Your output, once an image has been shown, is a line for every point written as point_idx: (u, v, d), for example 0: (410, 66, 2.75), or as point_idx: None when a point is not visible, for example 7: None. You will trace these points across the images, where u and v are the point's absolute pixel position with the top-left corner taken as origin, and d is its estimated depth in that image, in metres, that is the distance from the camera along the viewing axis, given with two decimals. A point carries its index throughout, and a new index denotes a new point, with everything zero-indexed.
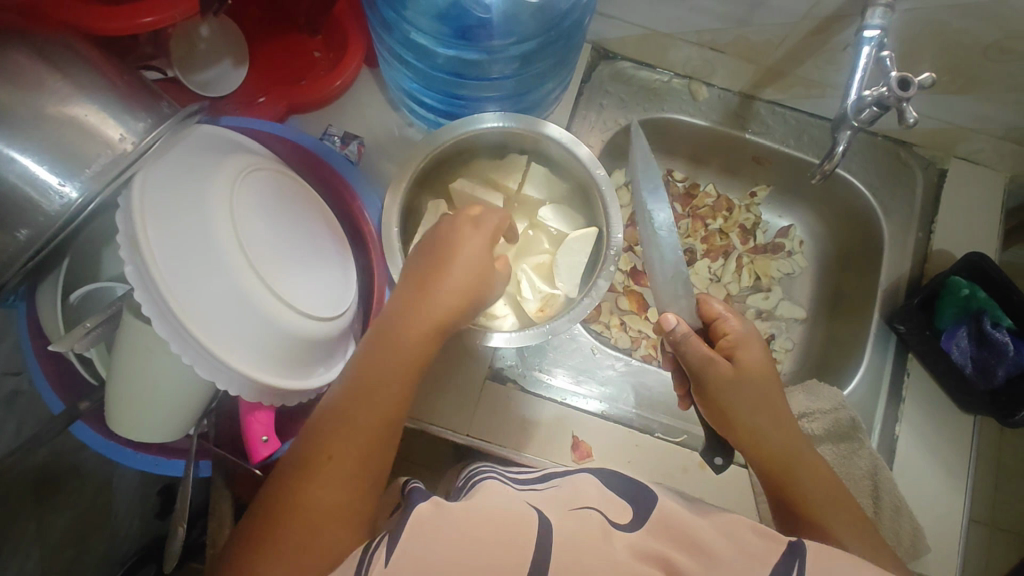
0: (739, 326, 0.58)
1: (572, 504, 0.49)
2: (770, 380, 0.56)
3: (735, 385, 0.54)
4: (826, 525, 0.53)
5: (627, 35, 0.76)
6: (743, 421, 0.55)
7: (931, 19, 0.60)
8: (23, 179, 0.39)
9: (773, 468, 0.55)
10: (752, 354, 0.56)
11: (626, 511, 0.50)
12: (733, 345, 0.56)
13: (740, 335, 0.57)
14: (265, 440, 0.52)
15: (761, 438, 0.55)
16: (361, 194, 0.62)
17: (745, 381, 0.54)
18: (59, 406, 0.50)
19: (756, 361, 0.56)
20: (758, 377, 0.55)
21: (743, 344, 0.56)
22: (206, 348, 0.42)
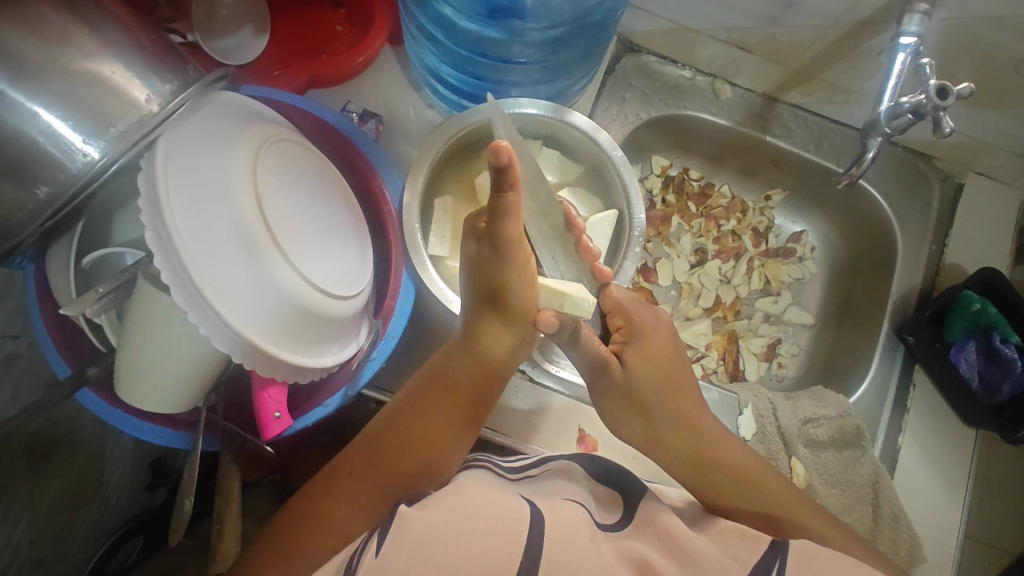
0: (642, 315, 0.58)
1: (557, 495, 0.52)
2: (664, 371, 0.57)
3: (633, 386, 0.56)
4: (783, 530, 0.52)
5: (654, 29, 0.75)
6: (641, 420, 0.57)
7: (966, 30, 0.59)
8: (44, 134, 0.38)
9: (690, 470, 0.56)
10: (645, 350, 0.57)
11: (610, 512, 0.53)
12: (628, 336, 0.57)
13: (636, 328, 0.57)
14: (278, 416, 0.50)
15: (660, 437, 0.57)
16: (382, 172, 0.60)
17: (641, 373, 0.56)
18: (64, 371, 0.49)
19: (648, 356, 0.57)
20: (657, 367, 0.57)
21: (641, 336, 0.57)
22: (225, 320, 0.41)
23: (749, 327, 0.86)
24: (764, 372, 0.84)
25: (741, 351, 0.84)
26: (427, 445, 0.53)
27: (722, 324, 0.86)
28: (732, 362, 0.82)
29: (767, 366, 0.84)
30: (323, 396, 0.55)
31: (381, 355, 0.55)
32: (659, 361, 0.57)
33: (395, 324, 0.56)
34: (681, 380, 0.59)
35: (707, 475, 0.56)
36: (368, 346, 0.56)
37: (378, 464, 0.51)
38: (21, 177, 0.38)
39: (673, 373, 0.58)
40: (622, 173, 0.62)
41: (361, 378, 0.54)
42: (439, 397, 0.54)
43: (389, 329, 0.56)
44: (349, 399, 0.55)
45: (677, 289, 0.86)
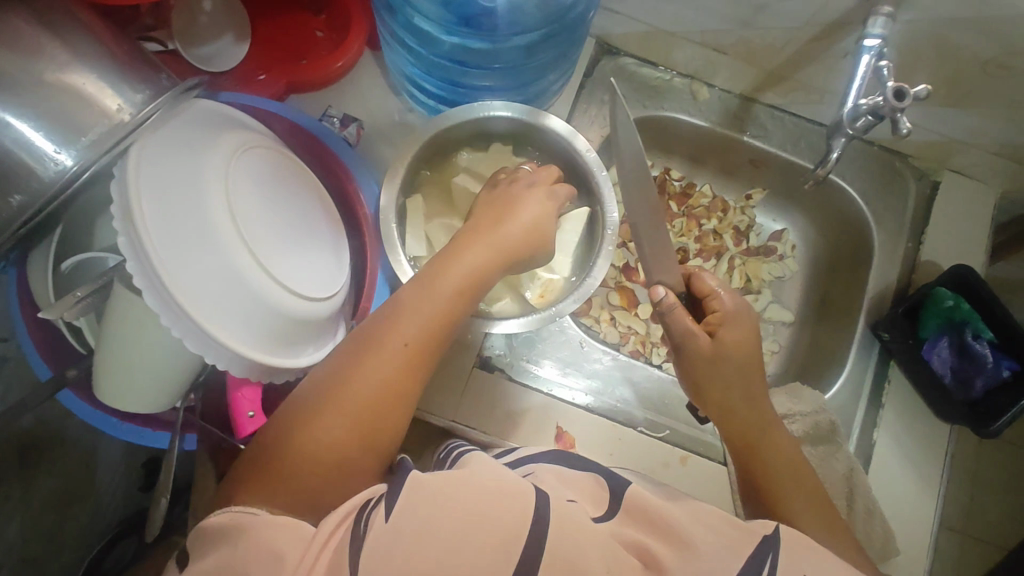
0: (730, 303, 0.59)
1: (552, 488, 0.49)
2: (747, 357, 0.58)
3: (711, 360, 0.57)
4: (786, 508, 0.53)
5: (631, 32, 0.76)
6: (715, 384, 0.57)
7: (932, 33, 0.60)
8: (17, 144, 0.39)
9: (741, 437, 0.57)
10: (736, 331, 0.58)
11: (601, 497, 0.50)
12: (721, 321, 0.58)
13: (728, 313, 0.58)
14: (251, 415, 0.52)
15: (730, 407, 0.57)
16: (357, 176, 0.62)
17: (722, 356, 0.57)
18: (46, 373, 0.50)
19: (738, 341, 0.57)
20: (739, 353, 0.57)
21: (730, 323, 0.58)
22: (197, 322, 0.42)
23: None
24: None
25: None
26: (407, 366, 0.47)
27: None
28: None
29: None
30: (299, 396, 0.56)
31: None
32: (746, 347, 0.58)
33: None
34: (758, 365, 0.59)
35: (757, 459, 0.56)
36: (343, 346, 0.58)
37: (354, 383, 0.46)
38: None
39: (753, 360, 0.58)
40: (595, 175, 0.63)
41: None
42: (421, 307, 0.49)
43: None
44: None
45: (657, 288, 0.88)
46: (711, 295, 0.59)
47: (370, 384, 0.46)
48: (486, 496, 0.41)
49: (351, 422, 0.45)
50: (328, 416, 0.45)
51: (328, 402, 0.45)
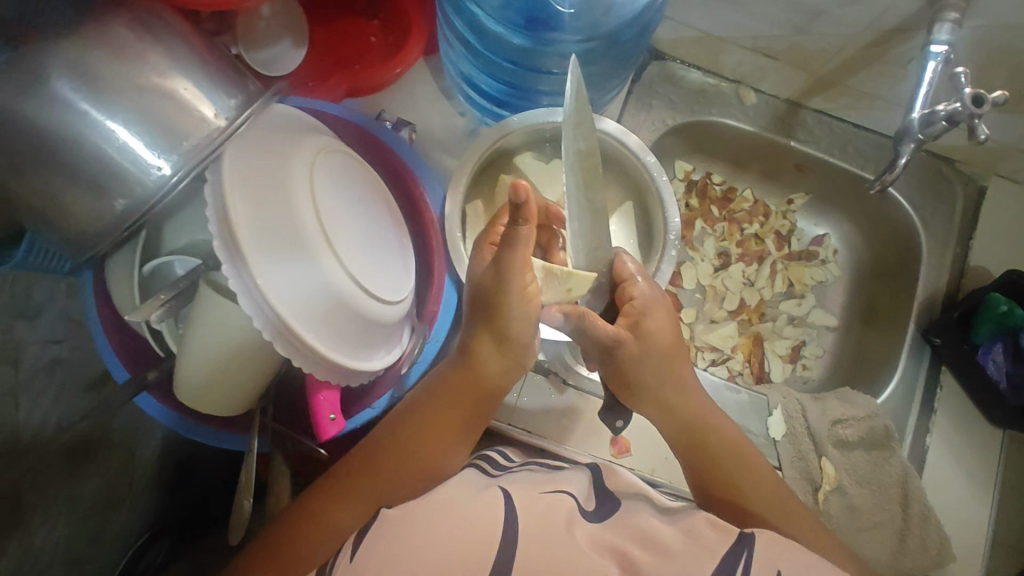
0: (646, 290, 0.57)
1: (542, 486, 0.51)
2: (669, 344, 0.58)
3: (641, 358, 0.56)
4: (750, 510, 0.55)
5: (680, 37, 0.76)
6: (648, 381, 0.57)
7: (993, 38, 0.61)
8: (120, 151, 0.39)
9: (692, 437, 0.59)
10: (655, 322, 0.57)
11: (590, 501, 0.53)
12: (640, 312, 0.56)
13: (645, 304, 0.57)
14: (333, 417, 0.51)
15: (669, 404, 0.58)
16: (424, 180, 0.61)
17: (647, 351, 0.56)
18: (122, 373, 0.51)
19: (653, 333, 0.57)
20: (659, 344, 0.57)
21: (648, 310, 0.57)
22: (288, 327, 0.43)
23: (774, 329, 0.87)
24: (789, 374, 0.85)
25: (766, 353, 0.85)
26: (418, 454, 0.52)
27: (747, 326, 0.87)
28: (757, 365, 0.84)
29: (792, 368, 0.85)
30: (370, 397, 0.56)
31: (426, 357, 0.57)
32: (666, 335, 0.58)
33: (437, 327, 0.58)
34: (681, 360, 0.59)
35: (704, 455, 0.58)
36: (413, 348, 0.57)
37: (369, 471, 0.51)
38: (98, 190, 0.40)
39: (674, 349, 0.58)
40: (653, 177, 0.64)
41: (408, 380, 0.57)
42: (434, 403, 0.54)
43: (434, 332, 0.58)
44: (396, 399, 0.56)
45: (701, 293, 0.88)
46: (628, 280, 0.58)
47: (391, 473, 0.51)
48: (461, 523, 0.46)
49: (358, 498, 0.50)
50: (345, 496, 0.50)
51: (345, 483, 0.51)
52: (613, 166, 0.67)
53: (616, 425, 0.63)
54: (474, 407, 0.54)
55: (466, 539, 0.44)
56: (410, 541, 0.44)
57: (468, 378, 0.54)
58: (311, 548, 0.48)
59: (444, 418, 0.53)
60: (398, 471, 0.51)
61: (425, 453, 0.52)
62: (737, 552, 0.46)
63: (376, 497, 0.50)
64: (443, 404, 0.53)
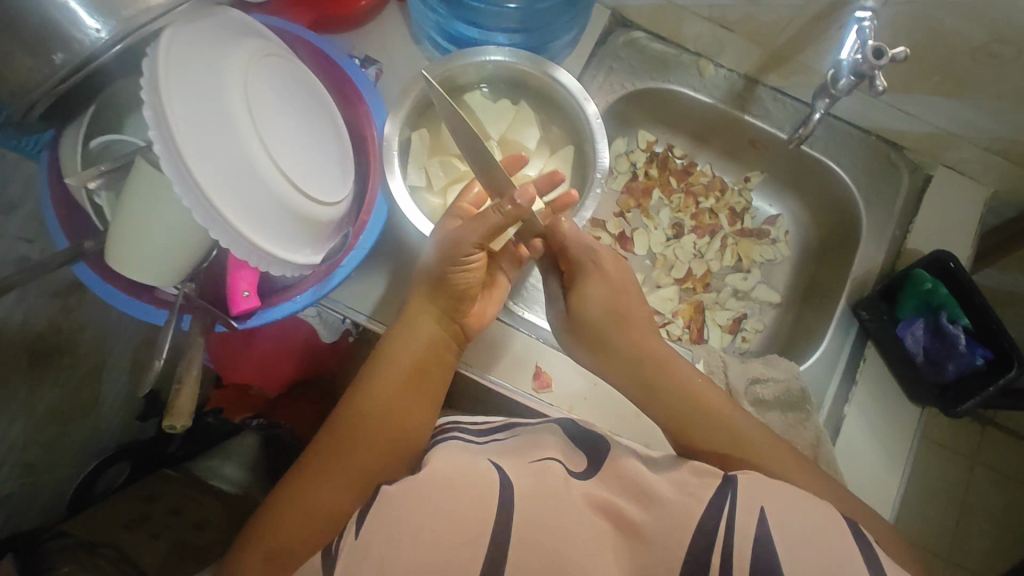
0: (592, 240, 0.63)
1: (534, 453, 0.53)
2: (618, 295, 0.64)
3: (598, 308, 0.63)
4: (749, 464, 0.56)
5: (643, 4, 0.79)
6: (604, 343, 0.63)
7: (926, 14, 0.63)
8: (62, 10, 0.43)
9: (675, 423, 0.60)
10: (602, 274, 0.64)
11: (579, 459, 0.55)
12: (596, 264, 0.63)
13: (594, 251, 0.63)
14: (247, 294, 0.57)
15: (628, 357, 0.63)
16: (369, 102, 0.65)
17: (598, 294, 0.63)
18: (63, 242, 0.54)
19: (605, 284, 0.64)
20: (607, 287, 0.64)
21: (597, 255, 0.63)
22: (206, 196, 0.46)
23: (717, 300, 0.90)
24: (727, 343, 0.87)
25: (706, 321, 0.87)
26: (390, 424, 0.57)
27: (691, 294, 0.89)
28: (696, 330, 0.86)
29: (731, 338, 0.87)
30: (293, 292, 0.58)
31: (350, 263, 0.59)
32: (613, 287, 0.64)
33: (366, 236, 0.60)
34: (634, 296, 0.65)
35: (679, 416, 0.60)
36: (339, 255, 0.60)
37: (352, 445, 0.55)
38: (39, 45, 0.44)
39: (626, 299, 0.64)
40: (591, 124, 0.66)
41: (331, 281, 0.58)
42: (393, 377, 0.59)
43: (360, 240, 0.60)
44: (318, 299, 0.59)
45: (650, 259, 0.90)
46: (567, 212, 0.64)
47: (370, 445, 0.55)
48: (460, 495, 0.47)
49: (356, 474, 0.54)
50: (335, 470, 0.54)
51: (328, 462, 0.55)
52: (558, 116, 0.72)
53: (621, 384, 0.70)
54: (421, 371, 0.60)
55: (462, 498, 0.47)
56: (414, 506, 0.46)
57: (431, 347, 0.61)
58: (323, 529, 0.52)
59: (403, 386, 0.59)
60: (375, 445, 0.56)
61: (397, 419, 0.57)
62: (722, 494, 0.47)
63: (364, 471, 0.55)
64: (403, 373, 0.59)
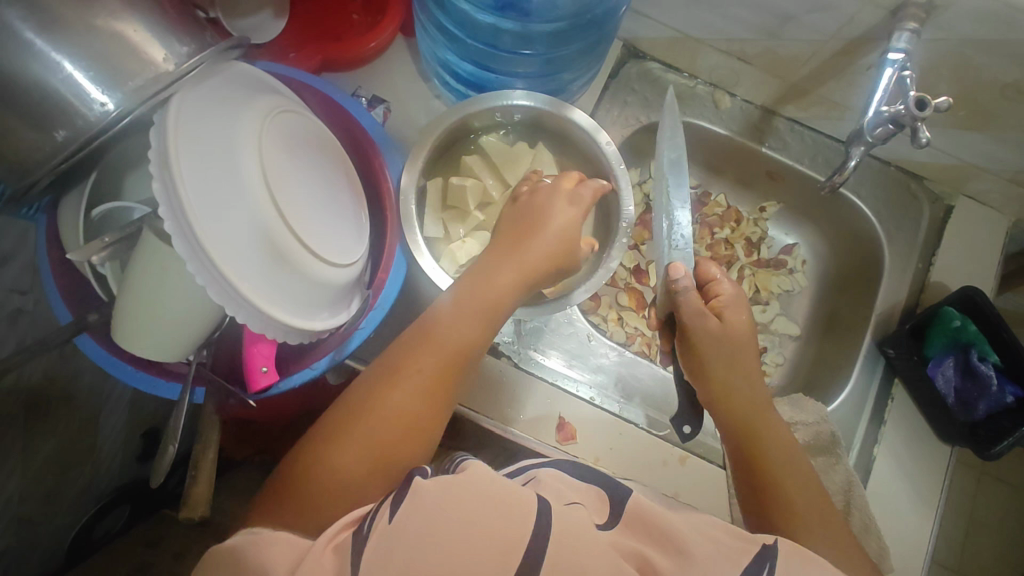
0: (731, 290, 0.60)
1: (562, 497, 0.48)
2: (742, 344, 0.57)
3: (717, 340, 0.56)
4: (795, 534, 0.51)
5: (658, 37, 0.77)
6: (718, 370, 0.56)
7: (956, 52, 0.61)
8: (65, 83, 0.40)
9: (745, 443, 0.56)
10: (737, 316, 0.58)
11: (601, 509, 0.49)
12: (722, 307, 0.58)
13: (728, 300, 0.59)
14: (265, 370, 0.55)
15: (732, 392, 0.56)
16: (383, 152, 0.62)
17: (728, 339, 0.56)
18: (66, 316, 0.51)
19: (732, 324, 0.57)
20: (739, 337, 0.57)
21: (731, 306, 0.58)
22: (221, 272, 0.43)
23: None
24: None
25: None
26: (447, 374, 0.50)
27: None
28: None
29: None
30: (309, 359, 0.56)
31: (369, 325, 0.57)
32: (743, 332, 0.58)
33: (385, 295, 0.58)
34: (748, 357, 0.58)
35: (754, 455, 0.55)
36: (357, 316, 0.58)
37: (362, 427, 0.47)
38: (40, 120, 0.41)
39: (745, 345, 0.58)
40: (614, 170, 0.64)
41: (349, 345, 0.56)
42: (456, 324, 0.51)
43: (380, 299, 0.58)
44: (335, 364, 0.56)
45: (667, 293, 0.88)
46: (714, 280, 0.61)
47: (385, 425, 0.47)
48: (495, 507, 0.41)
49: (359, 457, 0.46)
50: (342, 444, 0.47)
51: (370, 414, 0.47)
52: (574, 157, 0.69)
53: (681, 431, 0.62)
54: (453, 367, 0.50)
55: (493, 514, 0.41)
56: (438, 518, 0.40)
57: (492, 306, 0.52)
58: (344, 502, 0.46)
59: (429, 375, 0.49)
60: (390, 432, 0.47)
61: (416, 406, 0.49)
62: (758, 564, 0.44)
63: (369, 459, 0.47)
64: (462, 334, 0.50)
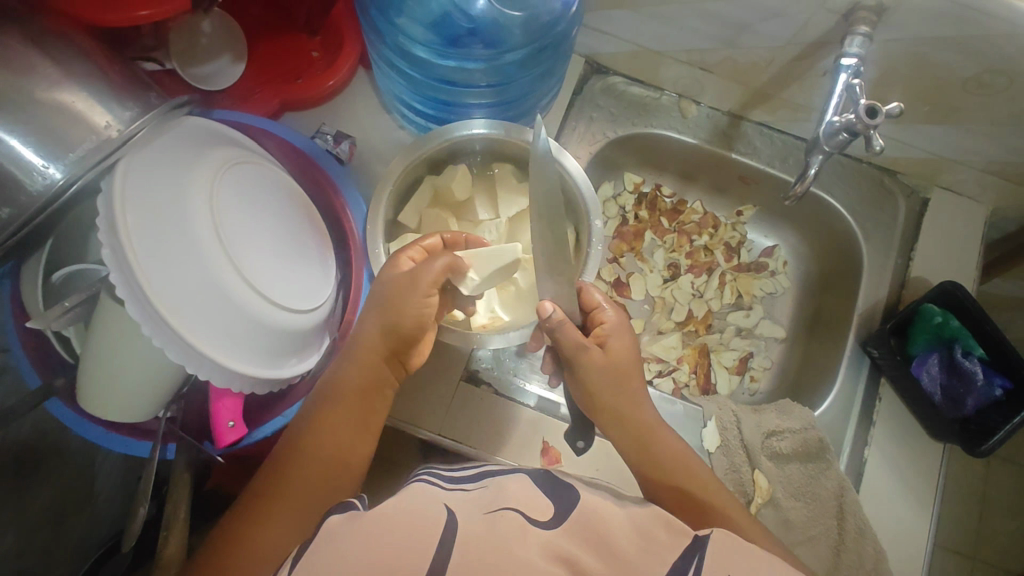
0: (616, 317, 0.59)
1: (490, 505, 0.48)
2: (624, 367, 0.58)
3: (602, 369, 0.57)
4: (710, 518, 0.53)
5: (619, 51, 0.77)
6: (604, 398, 0.57)
7: (910, 50, 0.61)
8: (7, 158, 0.41)
9: (635, 441, 0.57)
10: (621, 344, 0.58)
11: (545, 506, 0.49)
12: (605, 336, 0.58)
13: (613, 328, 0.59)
14: (232, 425, 0.55)
15: (621, 414, 0.57)
16: (345, 193, 0.63)
17: (609, 364, 0.57)
18: (34, 381, 0.51)
19: (612, 352, 0.58)
20: (623, 362, 0.58)
21: (614, 333, 0.58)
22: (175, 331, 0.43)
23: (722, 341, 0.87)
24: (736, 386, 0.84)
25: (713, 365, 0.84)
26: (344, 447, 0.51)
27: (694, 338, 0.86)
28: (703, 376, 0.83)
29: (739, 380, 0.85)
30: (281, 407, 0.57)
31: None
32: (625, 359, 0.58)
33: (353, 337, 0.58)
34: (637, 379, 0.59)
35: (651, 456, 0.57)
36: (327, 359, 0.58)
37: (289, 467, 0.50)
38: None
39: (628, 369, 0.58)
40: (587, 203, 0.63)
41: None
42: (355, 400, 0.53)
43: (349, 341, 0.58)
44: (308, 410, 0.56)
45: (649, 304, 0.87)
46: (598, 308, 0.60)
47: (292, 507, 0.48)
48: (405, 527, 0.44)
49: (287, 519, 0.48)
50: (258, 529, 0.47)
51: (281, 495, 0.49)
52: None
53: (577, 446, 0.63)
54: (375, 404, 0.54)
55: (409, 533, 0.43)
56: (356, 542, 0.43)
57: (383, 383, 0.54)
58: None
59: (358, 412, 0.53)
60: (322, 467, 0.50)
61: (347, 446, 0.52)
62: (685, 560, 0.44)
63: (307, 503, 0.49)
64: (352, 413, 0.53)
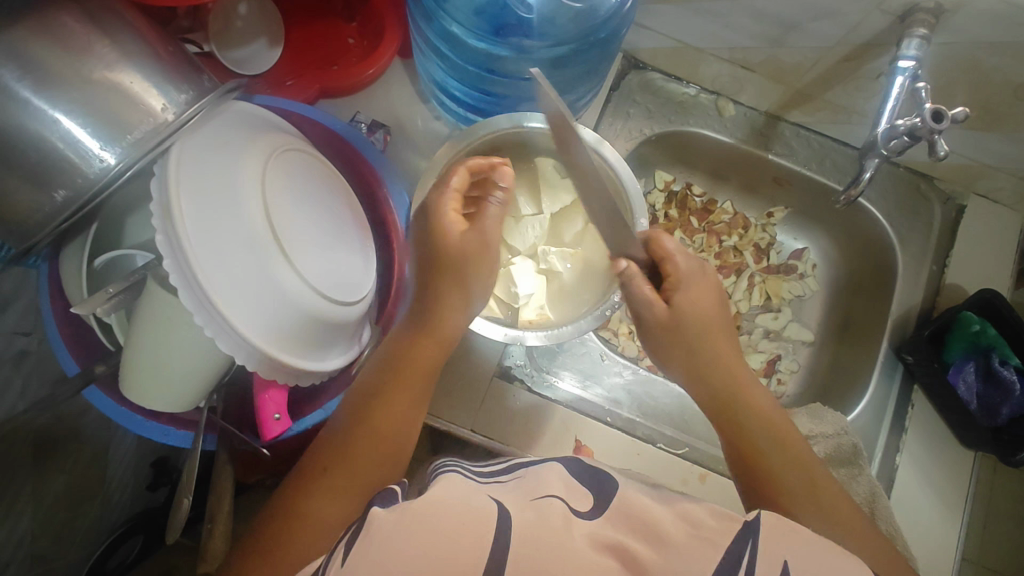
0: (684, 265, 0.55)
1: (536, 492, 0.46)
2: (704, 317, 0.56)
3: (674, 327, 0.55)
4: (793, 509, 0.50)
5: (659, 47, 0.76)
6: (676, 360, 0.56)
7: (967, 55, 0.60)
8: (63, 140, 0.40)
9: (719, 404, 0.55)
10: (692, 294, 0.55)
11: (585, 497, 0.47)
12: (677, 284, 0.55)
13: (682, 275, 0.55)
14: (277, 417, 0.52)
15: (701, 372, 0.56)
16: (389, 183, 0.61)
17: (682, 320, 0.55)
18: (73, 368, 0.51)
19: (694, 304, 0.55)
20: (696, 315, 0.55)
21: (686, 285, 0.55)
22: (228, 321, 0.42)
23: (749, 343, 0.85)
24: (763, 388, 0.84)
25: None
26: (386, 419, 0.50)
27: None
28: None
29: (766, 382, 0.84)
30: (322, 399, 0.57)
31: None
32: (706, 309, 0.56)
33: None
34: (728, 337, 0.57)
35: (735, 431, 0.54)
36: (368, 351, 0.57)
37: (331, 441, 0.51)
38: (39, 181, 0.40)
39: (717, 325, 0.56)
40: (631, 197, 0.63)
41: None
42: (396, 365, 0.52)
43: None
44: None
45: None
46: (667, 257, 0.56)
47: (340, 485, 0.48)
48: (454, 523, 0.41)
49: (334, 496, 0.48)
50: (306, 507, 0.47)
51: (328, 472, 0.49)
52: None
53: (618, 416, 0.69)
54: (431, 375, 0.53)
55: (462, 528, 0.41)
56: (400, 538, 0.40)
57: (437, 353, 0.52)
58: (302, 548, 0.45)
59: (403, 389, 0.51)
60: (369, 450, 0.49)
61: (394, 419, 0.51)
62: None
63: (359, 479, 0.48)
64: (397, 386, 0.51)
